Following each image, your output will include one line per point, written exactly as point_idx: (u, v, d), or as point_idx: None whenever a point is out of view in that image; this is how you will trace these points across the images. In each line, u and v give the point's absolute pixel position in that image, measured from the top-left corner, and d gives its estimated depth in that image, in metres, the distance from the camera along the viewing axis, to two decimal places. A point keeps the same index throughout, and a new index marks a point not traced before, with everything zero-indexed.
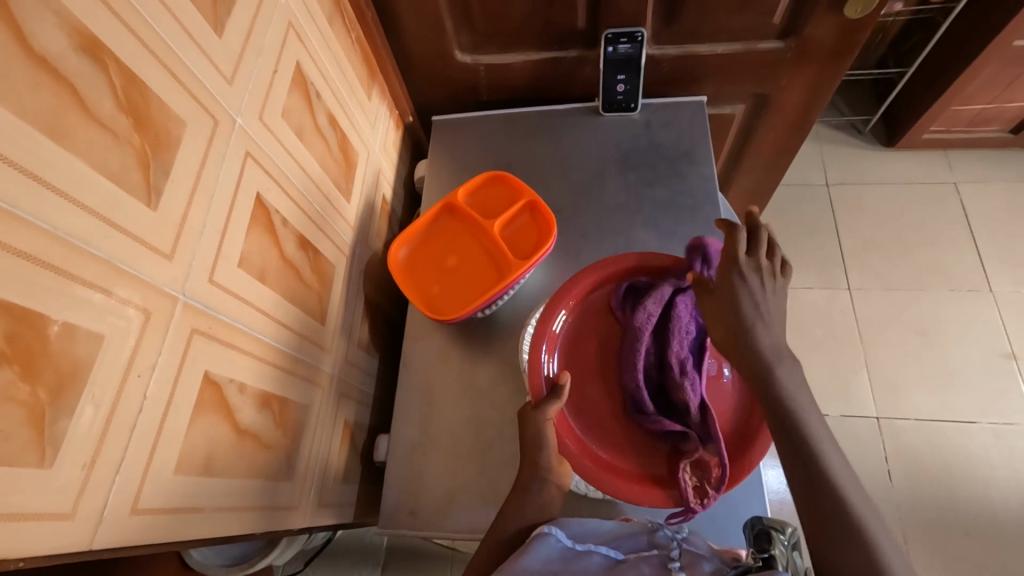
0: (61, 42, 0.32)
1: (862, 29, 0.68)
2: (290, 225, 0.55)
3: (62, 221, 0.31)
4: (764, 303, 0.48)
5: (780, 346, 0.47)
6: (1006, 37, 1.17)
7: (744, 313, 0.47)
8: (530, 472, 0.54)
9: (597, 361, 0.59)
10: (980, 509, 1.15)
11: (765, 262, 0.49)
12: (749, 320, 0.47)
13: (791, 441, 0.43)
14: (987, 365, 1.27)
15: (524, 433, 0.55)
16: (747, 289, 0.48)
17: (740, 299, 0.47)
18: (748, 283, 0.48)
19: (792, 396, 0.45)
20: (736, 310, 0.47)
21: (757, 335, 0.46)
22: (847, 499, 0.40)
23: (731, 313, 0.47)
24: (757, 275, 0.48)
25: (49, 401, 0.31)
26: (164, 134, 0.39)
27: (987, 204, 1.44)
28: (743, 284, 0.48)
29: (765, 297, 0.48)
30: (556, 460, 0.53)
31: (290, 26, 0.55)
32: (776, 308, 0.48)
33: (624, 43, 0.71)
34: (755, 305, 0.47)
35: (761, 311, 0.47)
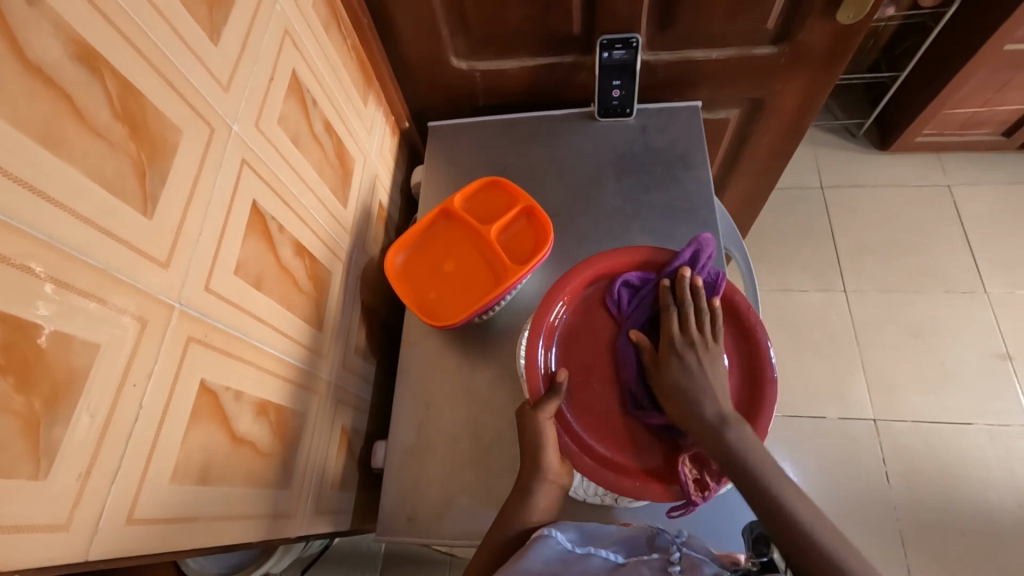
0: (56, 51, 0.32)
1: (855, 34, 0.68)
2: (286, 232, 0.55)
3: (59, 230, 0.31)
4: (703, 375, 0.52)
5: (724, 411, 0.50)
6: (996, 41, 1.18)
7: (687, 389, 0.51)
8: (531, 474, 0.55)
9: (593, 356, 0.58)
10: (978, 511, 1.15)
11: (697, 330, 0.53)
12: (685, 400, 0.51)
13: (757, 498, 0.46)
14: (982, 366, 1.27)
15: (523, 434, 0.57)
16: (684, 367, 0.52)
17: (676, 373, 0.52)
18: (684, 361, 0.52)
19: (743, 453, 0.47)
20: (676, 385, 0.51)
21: (702, 407, 0.50)
22: (820, 544, 0.42)
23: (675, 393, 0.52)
24: (690, 347, 0.53)
25: (44, 411, 0.31)
26: (161, 141, 0.39)
27: (981, 207, 1.45)
28: (679, 362, 0.52)
29: (699, 369, 0.52)
30: (556, 461, 0.55)
31: (286, 33, 0.55)
32: (715, 377, 0.52)
33: (619, 49, 0.71)
34: (693, 378, 0.51)
35: (694, 390, 0.51)
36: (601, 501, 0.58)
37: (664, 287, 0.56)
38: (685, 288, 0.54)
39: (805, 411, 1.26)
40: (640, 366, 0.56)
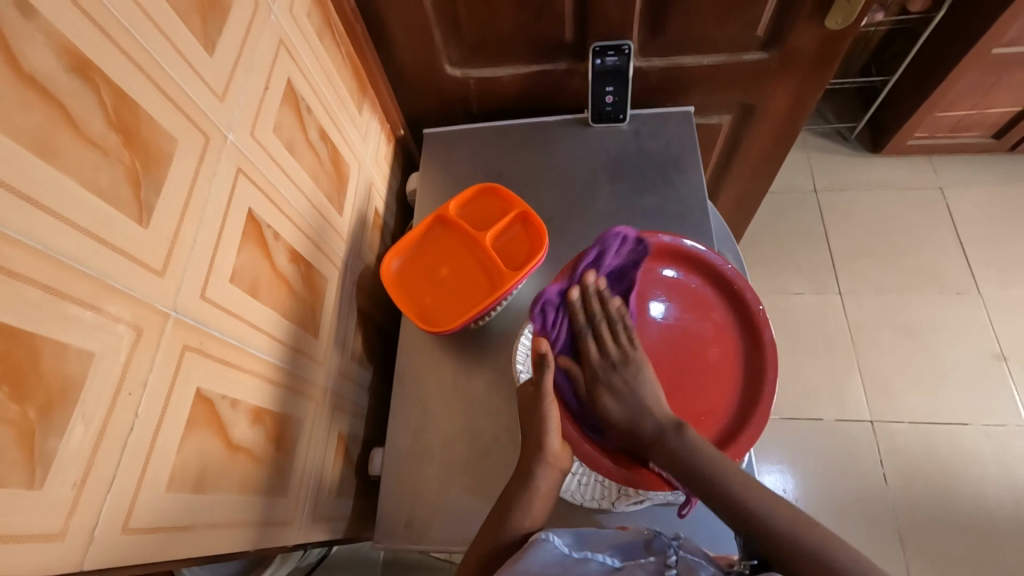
0: (50, 62, 0.32)
1: (843, 38, 0.69)
2: (281, 239, 0.55)
3: (54, 239, 0.32)
4: (633, 389, 0.57)
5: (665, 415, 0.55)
6: (985, 44, 1.20)
7: (627, 407, 0.56)
8: (532, 457, 0.54)
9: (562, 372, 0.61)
10: (976, 511, 1.15)
11: (616, 341, 0.60)
12: (626, 421, 0.56)
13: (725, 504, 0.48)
14: (978, 367, 1.28)
15: (523, 420, 0.57)
16: (609, 389, 0.58)
17: (609, 398, 0.57)
18: (609, 381, 0.58)
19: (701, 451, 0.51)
20: (613, 410, 0.57)
21: (642, 420, 0.55)
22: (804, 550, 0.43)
23: (615, 414, 0.57)
24: (612, 364, 0.59)
25: (38, 419, 0.31)
26: (156, 151, 0.39)
27: (973, 208, 1.46)
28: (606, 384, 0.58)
29: (629, 380, 0.57)
30: (558, 443, 0.54)
31: (281, 42, 0.55)
32: (644, 382, 0.57)
33: (612, 55, 0.72)
34: (622, 396, 0.57)
35: (631, 406, 0.56)
36: (598, 505, 0.58)
37: (576, 301, 0.61)
38: (590, 299, 0.61)
39: (801, 413, 1.26)
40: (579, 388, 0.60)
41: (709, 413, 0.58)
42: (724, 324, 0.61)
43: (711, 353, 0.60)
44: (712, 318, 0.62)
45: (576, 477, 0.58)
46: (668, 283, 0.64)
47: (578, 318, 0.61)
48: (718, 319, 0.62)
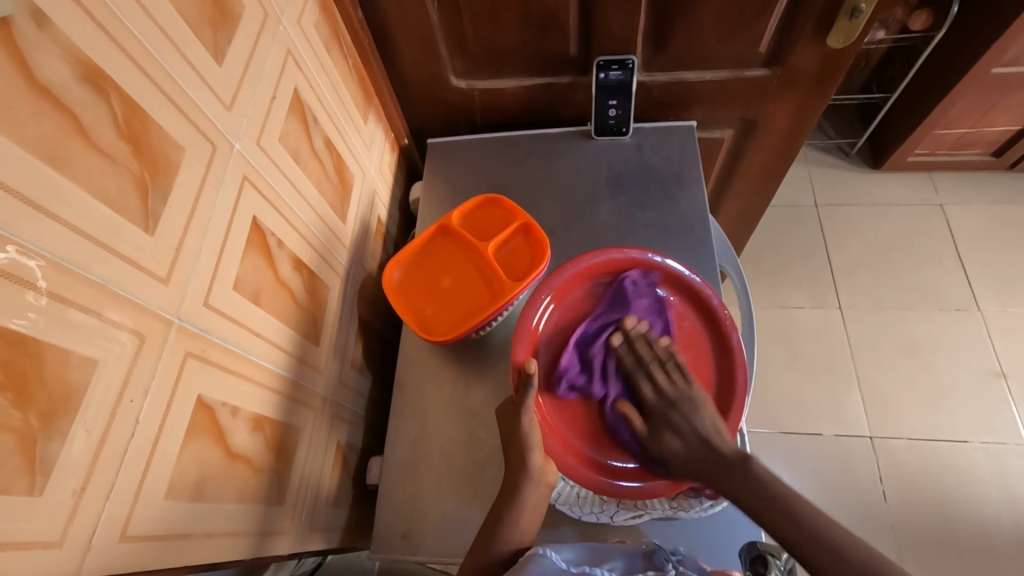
0: (63, 73, 0.33)
1: (845, 56, 0.70)
2: (285, 247, 0.55)
3: (61, 246, 0.32)
4: (691, 424, 0.57)
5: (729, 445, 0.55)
6: (985, 64, 1.21)
7: (692, 444, 0.56)
8: (517, 472, 0.54)
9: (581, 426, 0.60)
10: (976, 530, 1.14)
11: (669, 381, 0.58)
12: (699, 459, 0.55)
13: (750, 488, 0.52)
14: (977, 384, 1.28)
15: (504, 433, 0.58)
16: (674, 427, 0.57)
17: (671, 437, 0.56)
18: (673, 419, 0.57)
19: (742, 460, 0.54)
20: (678, 450, 0.56)
21: (706, 454, 0.55)
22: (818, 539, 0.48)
23: (675, 450, 0.56)
24: (671, 402, 0.58)
25: (40, 426, 0.31)
26: (163, 159, 0.40)
27: (973, 225, 1.47)
28: (665, 421, 0.57)
29: (693, 411, 0.57)
30: (541, 459, 0.54)
31: (288, 53, 0.56)
32: (701, 413, 0.57)
33: (616, 70, 0.73)
34: (681, 430, 0.57)
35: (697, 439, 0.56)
36: (597, 518, 0.58)
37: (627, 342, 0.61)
38: (637, 342, 0.60)
39: (800, 428, 1.26)
40: (638, 433, 0.57)
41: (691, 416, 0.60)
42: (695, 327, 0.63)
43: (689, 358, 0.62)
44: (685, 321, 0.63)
45: (574, 488, 0.58)
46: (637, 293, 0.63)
47: (625, 362, 0.60)
48: (688, 323, 0.63)
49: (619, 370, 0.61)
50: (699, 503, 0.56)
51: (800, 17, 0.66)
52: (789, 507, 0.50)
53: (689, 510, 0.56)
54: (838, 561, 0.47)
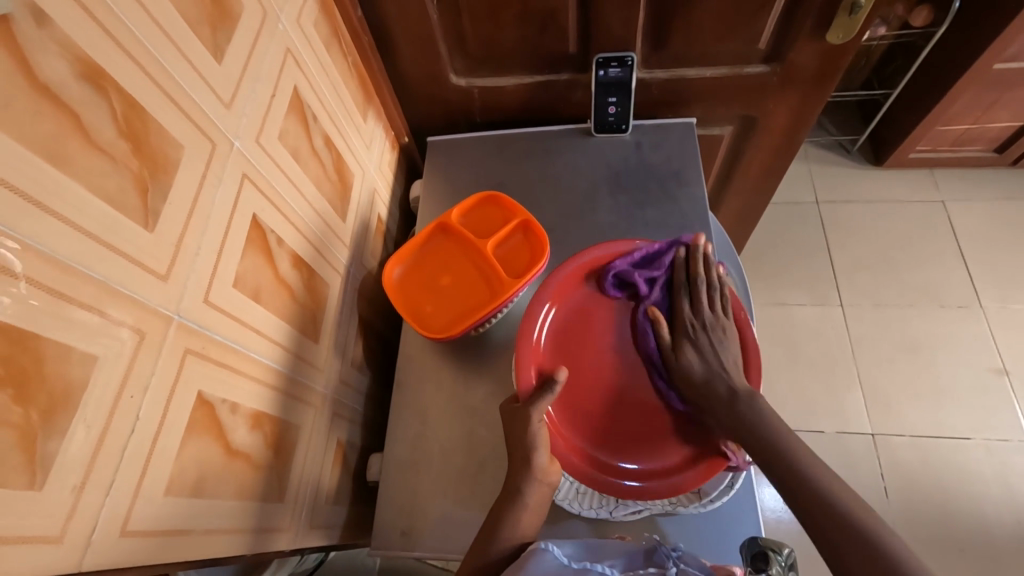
0: (63, 71, 0.33)
1: (845, 53, 0.70)
2: (285, 245, 0.56)
3: (61, 244, 0.32)
4: (715, 355, 0.57)
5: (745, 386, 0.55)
6: (986, 59, 1.21)
7: (704, 374, 0.56)
8: (520, 473, 0.54)
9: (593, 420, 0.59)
10: (977, 527, 1.14)
11: (709, 307, 0.60)
12: (711, 380, 0.56)
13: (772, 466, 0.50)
14: (978, 381, 1.28)
15: (506, 433, 0.57)
16: (694, 347, 0.58)
17: (691, 353, 0.58)
18: (696, 341, 0.58)
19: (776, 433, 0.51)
20: (695, 367, 0.57)
21: (718, 385, 0.55)
22: (850, 526, 0.44)
23: (696, 363, 0.57)
24: (705, 325, 0.59)
25: (41, 422, 0.31)
26: (163, 157, 0.40)
27: (975, 222, 1.46)
28: (693, 341, 0.58)
29: (726, 341, 0.58)
30: (547, 458, 0.55)
31: (288, 52, 0.56)
32: (727, 348, 0.58)
33: (615, 67, 0.73)
34: (705, 351, 0.57)
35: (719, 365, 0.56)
36: (596, 515, 0.58)
37: (680, 262, 0.62)
38: (698, 261, 0.61)
39: (801, 426, 1.26)
40: (662, 342, 0.59)
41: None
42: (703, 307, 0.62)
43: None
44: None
45: (573, 485, 0.59)
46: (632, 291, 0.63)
47: (676, 277, 0.62)
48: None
49: (665, 282, 0.62)
50: (698, 499, 0.57)
51: (800, 13, 0.66)
52: (819, 492, 0.47)
53: (688, 506, 0.57)
54: (864, 553, 0.43)
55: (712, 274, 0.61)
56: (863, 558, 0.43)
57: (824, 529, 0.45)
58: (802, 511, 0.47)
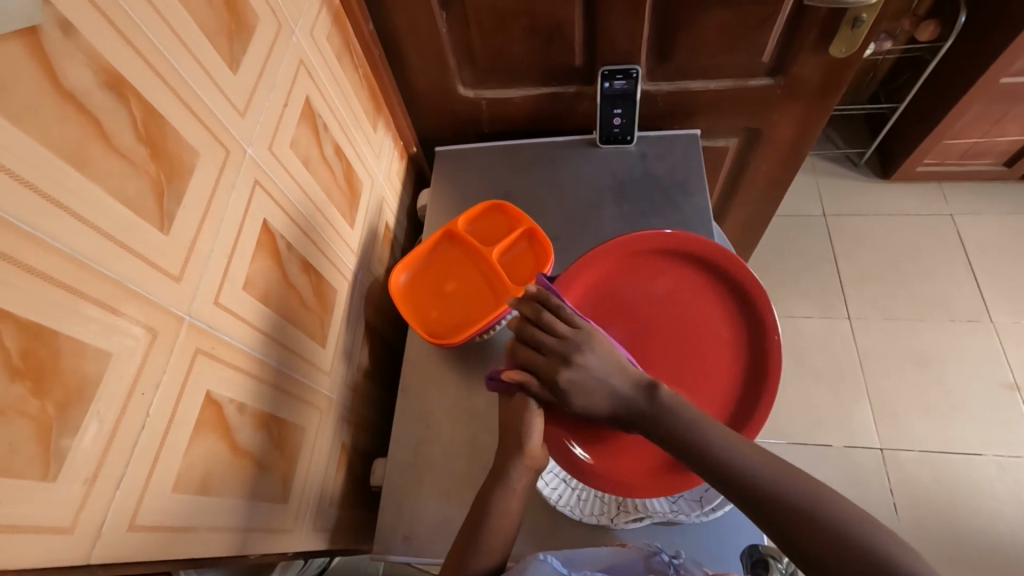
0: (87, 78, 0.34)
1: (849, 66, 0.71)
2: (295, 250, 0.57)
3: (80, 243, 0.33)
4: (593, 375, 0.51)
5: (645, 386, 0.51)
6: (993, 74, 1.21)
7: (601, 398, 0.51)
8: (508, 457, 0.52)
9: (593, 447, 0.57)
10: (990, 545, 1.12)
11: (553, 335, 0.53)
12: (605, 397, 0.51)
13: (714, 464, 0.46)
14: (989, 396, 1.26)
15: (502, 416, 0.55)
16: (573, 382, 0.51)
17: (578, 394, 0.51)
18: (569, 377, 0.51)
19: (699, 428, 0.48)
20: (590, 403, 0.51)
21: (623, 395, 0.51)
22: (804, 507, 0.42)
23: (588, 402, 0.51)
24: (561, 357, 0.52)
25: (56, 415, 0.32)
26: (178, 162, 0.41)
27: (985, 236, 1.45)
28: (567, 384, 0.51)
29: (587, 353, 0.51)
30: (539, 443, 0.52)
31: (300, 63, 0.58)
32: (596, 358, 0.51)
33: (620, 79, 0.74)
34: (585, 381, 0.51)
35: (601, 382, 0.51)
36: (597, 521, 0.58)
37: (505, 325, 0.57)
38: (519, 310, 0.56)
39: (810, 439, 1.25)
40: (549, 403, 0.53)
41: (723, 376, 0.60)
42: (716, 291, 0.63)
43: (710, 309, 0.63)
44: (703, 287, 0.63)
45: (575, 492, 0.60)
46: (638, 283, 0.64)
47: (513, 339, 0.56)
48: (707, 288, 0.63)
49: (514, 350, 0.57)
50: (700, 507, 0.57)
51: (802, 27, 0.67)
52: (763, 482, 0.44)
53: (690, 514, 0.57)
54: (826, 532, 0.40)
55: (534, 304, 0.55)
56: (829, 539, 0.40)
57: (791, 535, 0.42)
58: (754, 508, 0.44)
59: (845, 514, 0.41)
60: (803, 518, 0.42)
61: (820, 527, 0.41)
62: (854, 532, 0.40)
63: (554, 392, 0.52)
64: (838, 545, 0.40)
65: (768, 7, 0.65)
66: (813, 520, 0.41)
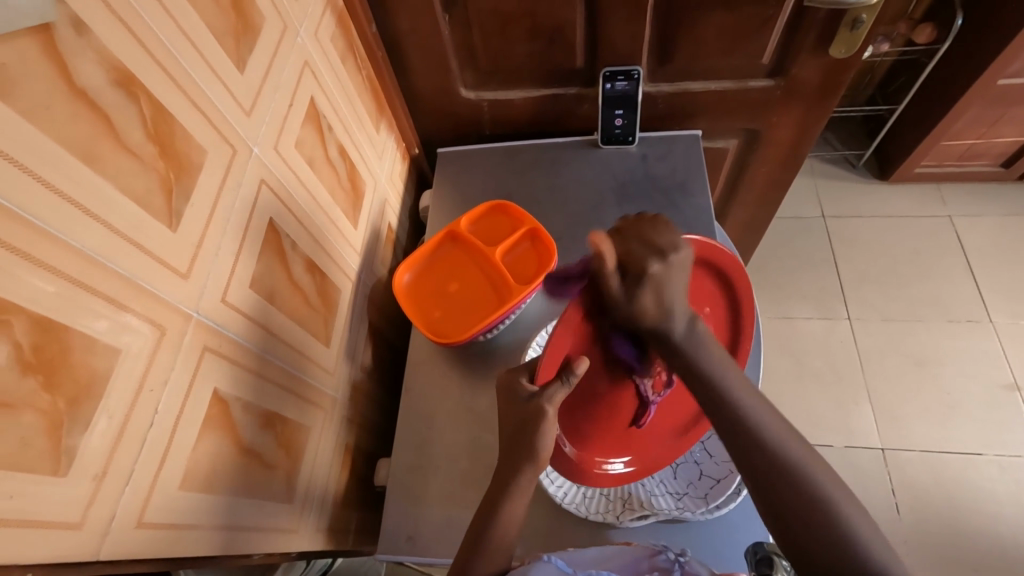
0: (98, 76, 0.35)
1: (848, 67, 0.71)
2: (299, 250, 0.57)
3: (90, 240, 0.34)
4: (668, 288, 0.47)
5: (690, 329, 0.48)
6: (989, 76, 1.22)
7: (658, 314, 0.48)
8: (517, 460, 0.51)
9: (616, 438, 0.59)
10: (991, 546, 1.12)
11: (654, 237, 0.49)
12: (660, 315, 0.48)
13: (724, 415, 0.46)
14: (989, 396, 1.26)
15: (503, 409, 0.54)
16: (651, 283, 0.47)
17: (646, 298, 0.47)
18: (652, 275, 0.47)
19: (719, 376, 0.47)
20: (645, 312, 0.48)
21: (674, 323, 0.48)
22: (800, 475, 0.43)
23: (647, 303, 0.47)
24: (654, 255, 0.47)
25: (67, 409, 0.32)
26: (187, 161, 0.41)
27: (983, 238, 1.46)
28: (653, 274, 0.47)
29: (675, 265, 0.48)
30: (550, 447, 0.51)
31: (305, 64, 0.58)
32: (678, 276, 0.48)
33: (622, 80, 0.75)
34: (658, 291, 0.47)
35: (668, 296, 0.47)
36: (603, 520, 0.58)
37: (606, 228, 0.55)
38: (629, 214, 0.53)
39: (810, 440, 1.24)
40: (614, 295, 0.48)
41: None
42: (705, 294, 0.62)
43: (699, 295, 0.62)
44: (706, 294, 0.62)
45: (580, 490, 0.60)
46: None
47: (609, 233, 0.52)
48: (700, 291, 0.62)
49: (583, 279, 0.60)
50: (704, 504, 0.58)
51: (802, 28, 0.68)
52: (766, 443, 0.44)
53: (695, 511, 0.57)
54: (810, 506, 0.42)
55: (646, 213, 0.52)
56: (810, 512, 0.42)
57: (790, 517, 0.42)
58: (750, 462, 0.45)
59: (833, 492, 0.43)
60: (793, 486, 0.43)
61: (807, 498, 0.42)
62: (836, 509, 0.42)
63: (636, 277, 0.47)
64: (819, 517, 0.42)
65: (768, 8, 0.66)
66: (816, 514, 0.42)
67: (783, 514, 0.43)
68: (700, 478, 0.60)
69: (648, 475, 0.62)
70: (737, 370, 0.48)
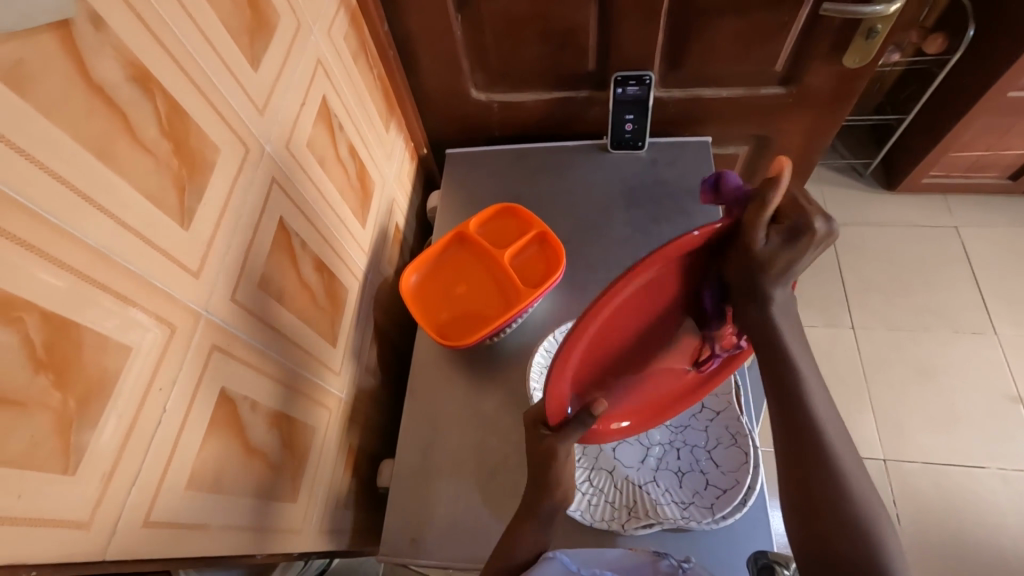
0: (115, 72, 0.34)
1: (861, 75, 0.71)
2: (308, 249, 0.57)
3: (103, 237, 0.33)
4: (809, 254, 0.41)
5: (785, 299, 0.43)
6: (1000, 87, 1.22)
7: (779, 282, 0.42)
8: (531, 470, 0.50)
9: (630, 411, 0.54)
10: (994, 560, 1.11)
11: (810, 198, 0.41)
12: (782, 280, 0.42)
13: (778, 389, 0.44)
14: (992, 409, 1.26)
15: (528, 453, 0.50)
16: (796, 244, 0.40)
17: (779, 261, 0.41)
18: (806, 237, 0.40)
19: (789, 346, 0.43)
20: (769, 276, 0.41)
21: (776, 291, 0.42)
22: (840, 472, 0.41)
23: (777, 264, 0.41)
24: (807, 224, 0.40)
25: (77, 409, 0.32)
26: (200, 159, 0.41)
27: (990, 249, 1.45)
28: (809, 236, 0.40)
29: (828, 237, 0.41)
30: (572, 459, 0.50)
31: (318, 62, 0.58)
32: (819, 251, 0.41)
33: (633, 85, 0.74)
34: (803, 254, 0.41)
35: (799, 262, 0.41)
36: (607, 528, 0.58)
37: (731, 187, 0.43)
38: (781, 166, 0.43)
39: None
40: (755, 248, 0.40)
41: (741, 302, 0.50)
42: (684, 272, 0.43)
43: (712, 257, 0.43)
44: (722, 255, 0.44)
45: (585, 497, 0.60)
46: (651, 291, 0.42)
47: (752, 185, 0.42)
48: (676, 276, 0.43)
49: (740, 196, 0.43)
50: (711, 514, 0.57)
51: (816, 36, 0.67)
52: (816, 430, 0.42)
53: (700, 521, 0.57)
54: (846, 504, 0.41)
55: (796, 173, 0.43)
56: (844, 512, 0.41)
57: (824, 512, 0.41)
58: (796, 446, 0.42)
59: (868, 496, 0.42)
60: (831, 478, 0.41)
61: (842, 496, 0.41)
62: (868, 513, 0.41)
63: (796, 224, 0.40)
64: (851, 520, 0.40)
65: (783, 15, 0.66)
66: (851, 516, 0.41)
67: (815, 506, 0.41)
68: (705, 487, 0.59)
69: (653, 482, 0.61)
70: (802, 343, 0.45)
